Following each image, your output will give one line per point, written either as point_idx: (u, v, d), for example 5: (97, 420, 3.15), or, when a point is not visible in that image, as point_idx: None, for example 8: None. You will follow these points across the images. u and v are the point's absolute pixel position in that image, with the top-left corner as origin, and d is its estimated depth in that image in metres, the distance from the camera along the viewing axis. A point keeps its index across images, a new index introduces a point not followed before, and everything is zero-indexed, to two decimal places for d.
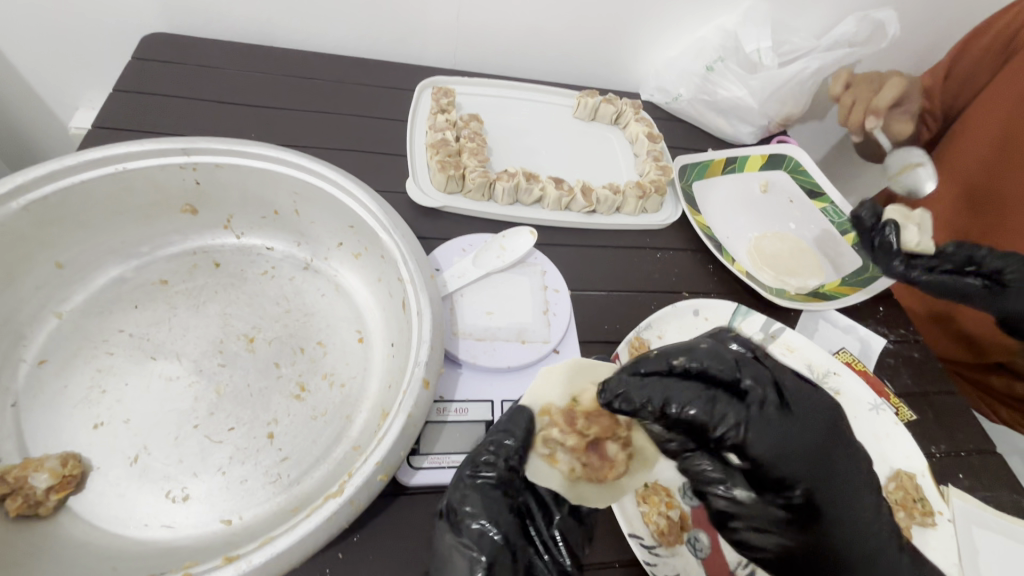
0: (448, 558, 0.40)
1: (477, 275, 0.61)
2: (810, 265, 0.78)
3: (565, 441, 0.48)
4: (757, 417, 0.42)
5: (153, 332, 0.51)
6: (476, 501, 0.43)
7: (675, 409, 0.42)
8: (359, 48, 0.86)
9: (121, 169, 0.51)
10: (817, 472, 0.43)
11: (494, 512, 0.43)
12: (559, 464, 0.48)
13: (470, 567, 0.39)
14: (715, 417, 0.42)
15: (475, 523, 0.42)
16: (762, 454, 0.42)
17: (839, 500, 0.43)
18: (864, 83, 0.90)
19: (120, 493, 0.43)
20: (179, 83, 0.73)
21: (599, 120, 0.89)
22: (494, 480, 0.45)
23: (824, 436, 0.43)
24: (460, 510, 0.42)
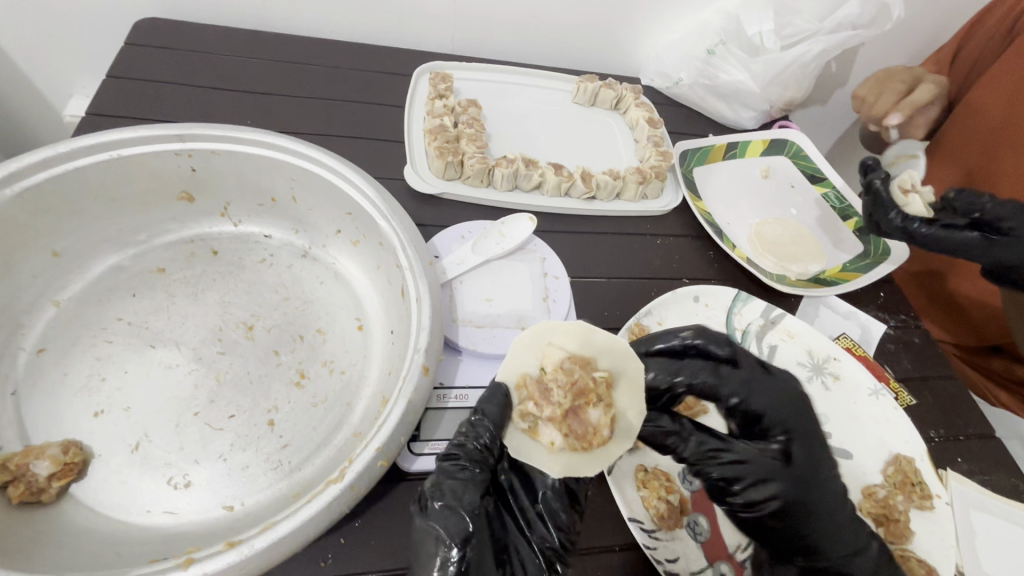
0: (421, 543, 0.39)
1: (476, 261, 0.61)
2: (812, 250, 0.77)
3: (541, 412, 0.45)
4: (759, 382, 0.48)
5: (152, 320, 0.51)
6: (447, 484, 0.41)
7: (693, 382, 0.49)
8: (355, 33, 0.85)
9: (115, 155, 0.50)
10: (797, 422, 0.48)
11: (468, 495, 0.41)
12: (542, 435, 0.45)
13: (440, 548, 0.38)
14: (724, 383, 0.48)
15: (443, 503, 0.40)
16: (763, 408, 0.48)
17: (818, 448, 0.47)
18: (892, 80, 0.87)
19: (122, 480, 0.43)
20: (173, 70, 0.72)
21: (598, 105, 0.88)
22: (464, 462, 0.43)
23: (789, 388, 0.49)
24: (429, 494, 0.41)
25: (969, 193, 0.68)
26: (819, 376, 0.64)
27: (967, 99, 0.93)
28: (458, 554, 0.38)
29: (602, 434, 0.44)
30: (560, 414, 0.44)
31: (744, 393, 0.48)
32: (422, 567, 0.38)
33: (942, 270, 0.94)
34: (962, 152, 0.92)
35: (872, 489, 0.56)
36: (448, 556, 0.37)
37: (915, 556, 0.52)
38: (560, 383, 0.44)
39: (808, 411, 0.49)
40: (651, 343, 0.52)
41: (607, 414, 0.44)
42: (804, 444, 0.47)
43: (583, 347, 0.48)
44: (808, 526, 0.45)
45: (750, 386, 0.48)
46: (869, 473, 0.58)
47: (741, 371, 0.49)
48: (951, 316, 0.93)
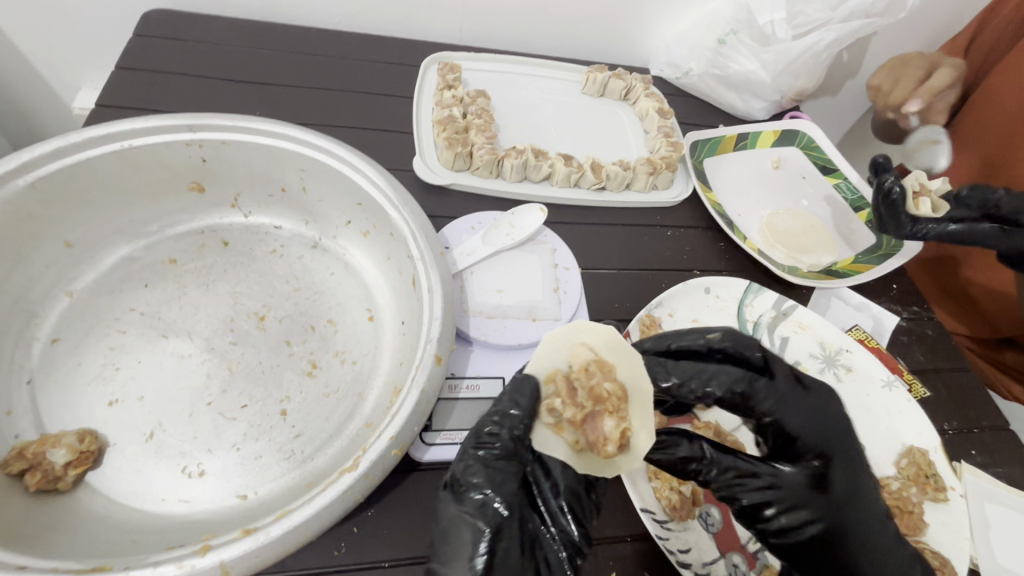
0: (451, 529, 0.40)
1: (486, 252, 0.61)
2: (823, 242, 0.76)
3: (564, 411, 0.45)
4: (792, 397, 0.47)
5: (164, 310, 0.51)
6: (480, 473, 0.42)
7: (722, 389, 0.47)
8: (363, 24, 0.85)
9: (126, 145, 0.50)
10: (831, 441, 0.47)
11: (500, 487, 0.42)
12: (564, 433, 0.45)
13: (473, 538, 0.39)
14: (756, 395, 0.47)
15: (477, 494, 0.41)
16: (796, 427, 0.47)
17: (855, 469, 0.46)
18: (909, 67, 0.86)
19: (136, 469, 0.43)
20: (182, 61, 0.72)
21: (608, 96, 0.87)
22: (498, 451, 0.43)
23: (821, 408, 0.48)
24: (464, 482, 0.42)
25: (982, 189, 0.68)
26: (831, 367, 0.63)
27: (984, 87, 0.92)
28: (487, 545, 0.39)
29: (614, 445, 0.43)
30: (580, 417, 0.44)
31: (777, 408, 0.47)
32: (453, 553, 0.39)
33: (955, 257, 0.93)
34: (977, 141, 0.91)
35: (885, 480, 0.56)
36: (480, 546, 0.39)
37: (929, 548, 0.52)
38: (585, 386, 0.45)
39: (841, 429, 0.47)
40: (675, 342, 0.50)
41: (621, 426, 0.43)
42: (841, 465, 0.46)
43: (612, 354, 0.47)
44: (848, 552, 0.44)
45: (783, 402, 0.47)
46: (882, 465, 0.58)
47: (776, 384, 0.48)
48: (965, 307, 0.92)
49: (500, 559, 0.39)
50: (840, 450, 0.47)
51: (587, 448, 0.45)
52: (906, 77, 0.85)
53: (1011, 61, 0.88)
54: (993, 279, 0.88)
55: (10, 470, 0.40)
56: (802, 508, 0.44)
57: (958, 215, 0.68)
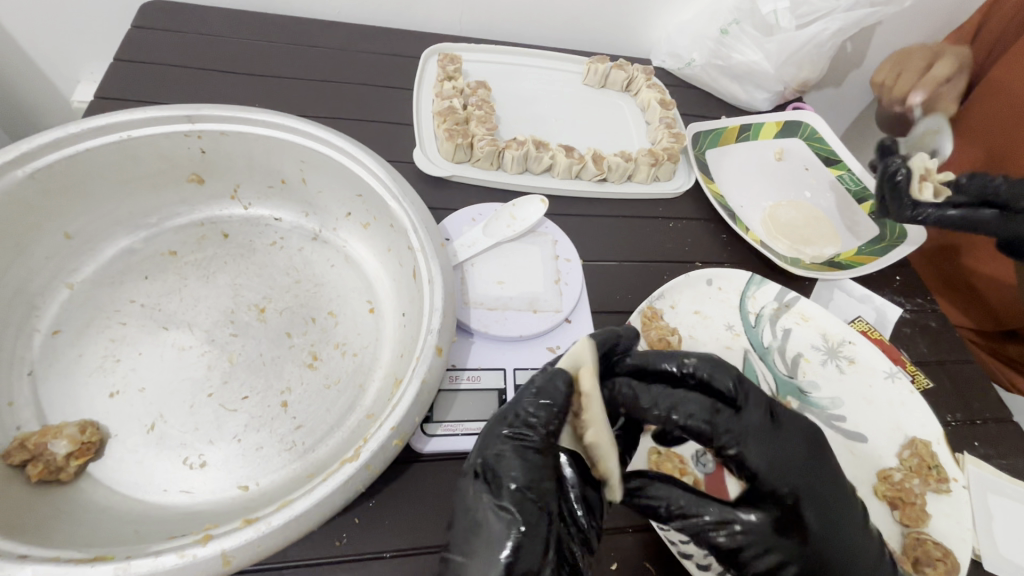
0: (483, 519, 0.40)
1: (487, 244, 0.60)
2: (827, 233, 0.76)
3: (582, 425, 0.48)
4: (759, 435, 0.45)
5: (164, 302, 0.51)
6: (517, 465, 0.42)
7: (686, 414, 0.46)
8: (363, 15, 0.84)
9: (125, 136, 0.50)
10: (801, 484, 0.44)
11: (533, 479, 0.42)
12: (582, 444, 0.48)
13: (506, 530, 0.39)
14: (720, 426, 0.45)
15: (514, 485, 0.41)
16: (760, 466, 0.44)
17: (831, 513, 0.44)
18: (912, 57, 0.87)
19: (138, 460, 0.43)
20: (181, 53, 0.72)
21: (610, 87, 0.86)
22: (534, 444, 0.43)
23: (791, 444, 0.46)
24: (500, 473, 0.42)
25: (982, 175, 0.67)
26: (833, 359, 0.63)
27: (991, 74, 0.90)
28: (522, 538, 0.38)
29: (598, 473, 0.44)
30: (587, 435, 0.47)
31: (743, 441, 0.45)
32: (484, 544, 0.39)
33: (955, 248, 0.93)
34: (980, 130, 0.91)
35: (888, 472, 0.56)
36: (514, 538, 0.38)
37: (931, 539, 0.51)
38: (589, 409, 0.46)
39: (815, 470, 0.45)
40: (651, 362, 0.49)
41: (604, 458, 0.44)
42: (815, 510, 0.43)
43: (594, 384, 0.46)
44: None
45: (749, 436, 0.45)
46: (884, 457, 0.57)
47: (743, 418, 0.46)
48: (967, 297, 0.92)
49: (530, 551, 0.38)
50: (812, 486, 0.44)
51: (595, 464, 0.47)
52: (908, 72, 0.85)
53: (1015, 53, 0.87)
54: (994, 269, 0.88)
55: (12, 460, 0.40)
56: (772, 551, 0.42)
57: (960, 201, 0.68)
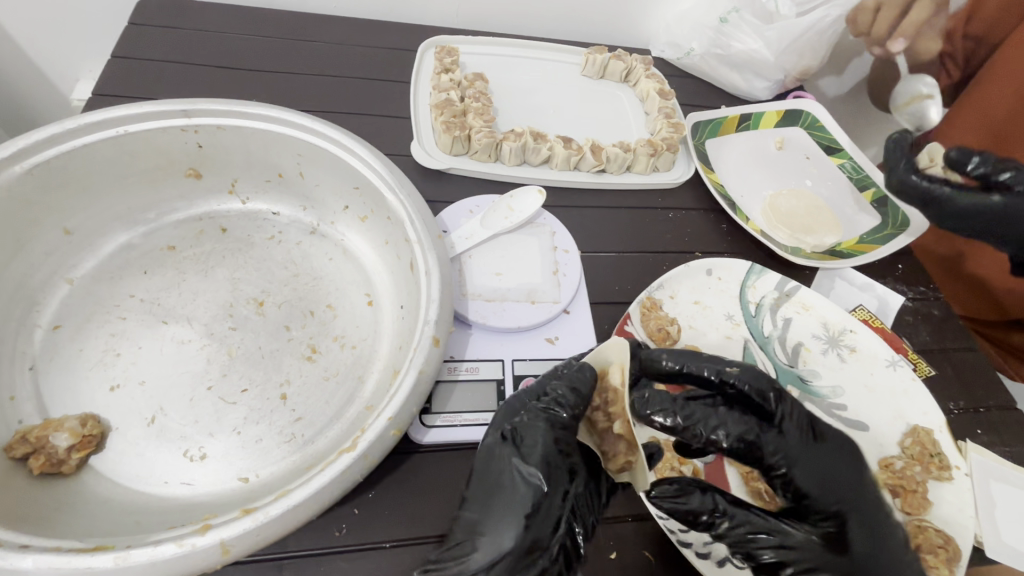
0: (509, 480, 0.42)
1: (485, 236, 0.60)
2: (828, 222, 0.75)
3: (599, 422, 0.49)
4: (808, 454, 0.47)
5: (163, 296, 0.51)
6: (543, 436, 0.44)
7: (734, 433, 0.46)
8: (359, 9, 0.84)
9: (121, 131, 0.50)
10: (848, 503, 0.45)
11: (557, 451, 0.44)
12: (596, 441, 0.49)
13: (528, 493, 0.41)
14: (771, 446, 0.46)
15: (539, 453, 0.43)
16: (807, 484, 0.46)
17: (877, 529, 0.45)
18: None
19: (139, 453, 0.44)
20: (179, 49, 0.72)
21: (608, 78, 0.86)
22: (561, 421, 0.45)
23: (836, 463, 0.47)
24: (526, 440, 0.44)
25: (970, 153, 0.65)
26: (835, 348, 0.63)
27: (991, 64, 0.90)
28: (542, 501, 0.41)
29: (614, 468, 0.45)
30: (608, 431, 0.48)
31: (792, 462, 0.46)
32: (506, 501, 0.41)
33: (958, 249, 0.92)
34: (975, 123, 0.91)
35: (889, 460, 0.56)
36: (534, 501, 0.41)
37: (932, 526, 0.51)
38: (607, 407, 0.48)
39: (861, 487, 0.46)
40: (689, 365, 0.49)
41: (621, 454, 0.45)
42: (861, 528, 0.45)
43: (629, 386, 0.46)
44: None
45: (800, 457, 0.46)
46: (885, 445, 0.57)
47: (786, 437, 0.47)
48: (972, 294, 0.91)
49: (548, 517, 0.41)
50: (860, 503, 0.45)
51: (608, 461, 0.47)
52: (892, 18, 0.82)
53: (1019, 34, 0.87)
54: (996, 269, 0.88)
55: (15, 454, 0.40)
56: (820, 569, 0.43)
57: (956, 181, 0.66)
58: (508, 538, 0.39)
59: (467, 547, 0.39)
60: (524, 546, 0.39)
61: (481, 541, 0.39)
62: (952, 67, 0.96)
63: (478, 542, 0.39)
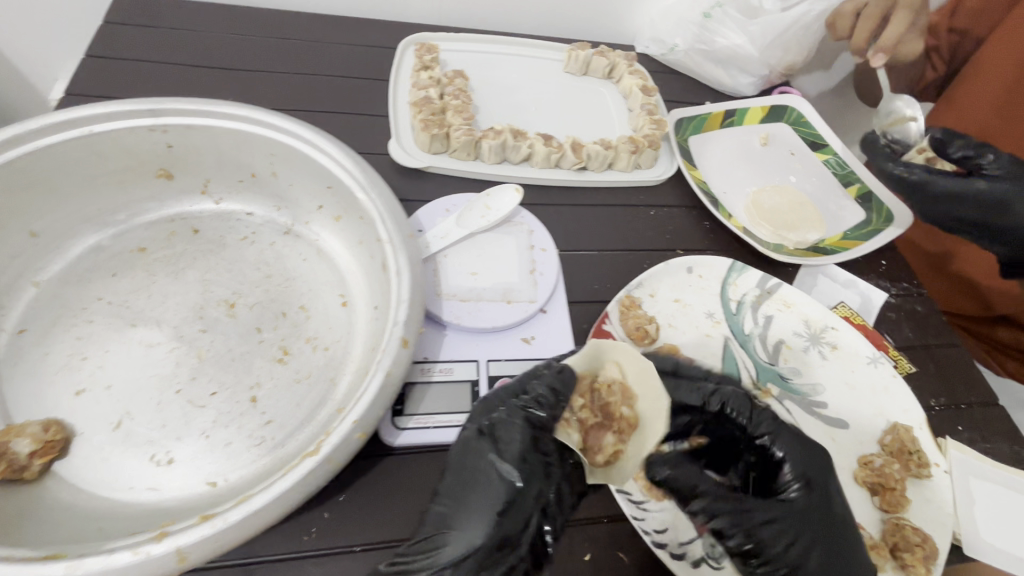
0: (483, 475, 0.42)
1: (461, 235, 0.60)
2: (811, 218, 0.75)
3: (577, 412, 0.47)
4: (788, 427, 0.48)
5: (132, 299, 0.51)
6: (519, 433, 0.44)
7: (724, 406, 0.49)
8: (338, 6, 0.83)
9: (86, 132, 0.50)
10: (819, 476, 0.47)
11: (533, 450, 0.44)
12: (572, 432, 0.47)
13: (500, 489, 0.41)
14: (758, 419, 0.48)
15: (515, 449, 0.43)
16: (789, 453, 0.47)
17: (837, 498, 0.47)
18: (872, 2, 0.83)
19: (105, 458, 0.43)
20: (153, 47, 0.71)
21: (591, 75, 0.85)
22: (539, 420, 0.45)
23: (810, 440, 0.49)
24: (503, 436, 0.44)
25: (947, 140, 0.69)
26: (816, 345, 0.63)
27: (977, 59, 0.89)
28: (514, 497, 0.41)
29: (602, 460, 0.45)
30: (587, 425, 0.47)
31: (776, 433, 0.47)
32: (478, 496, 0.41)
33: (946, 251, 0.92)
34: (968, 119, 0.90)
35: (869, 458, 0.55)
36: (505, 497, 0.41)
37: (910, 524, 0.50)
38: (595, 400, 0.48)
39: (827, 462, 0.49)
40: (683, 363, 0.53)
41: (616, 445, 0.45)
42: (830, 499, 0.46)
43: (645, 379, 0.47)
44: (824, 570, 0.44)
45: (784, 430, 0.48)
46: (865, 443, 0.57)
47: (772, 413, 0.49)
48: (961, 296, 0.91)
49: (520, 514, 0.41)
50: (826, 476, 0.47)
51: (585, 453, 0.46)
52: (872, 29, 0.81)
53: (1008, 24, 0.86)
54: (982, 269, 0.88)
55: None
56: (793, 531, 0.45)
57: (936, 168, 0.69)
58: (479, 535, 0.39)
59: (437, 541, 0.39)
60: (495, 542, 0.39)
61: (451, 536, 0.39)
62: (938, 61, 0.94)
63: (448, 537, 0.39)
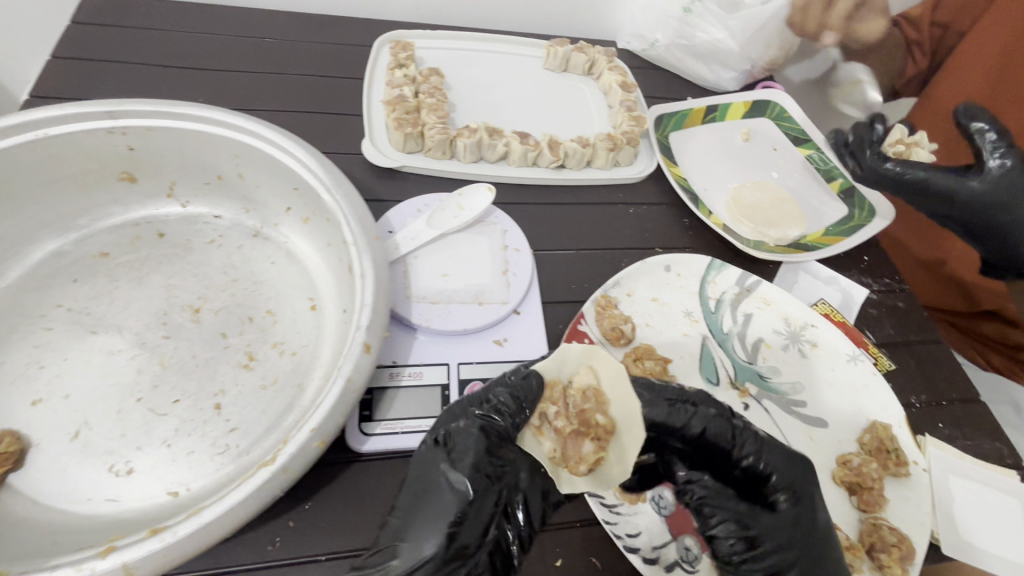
0: (435, 485, 0.40)
1: (432, 235, 0.59)
2: (792, 215, 0.74)
3: (554, 419, 0.45)
4: (771, 442, 0.45)
5: (93, 306, 0.50)
6: (475, 441, 0.42)
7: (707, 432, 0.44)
8: (313, 4, 0.82)
9: (41, 135, 0.48)
10: (803, 488, 0.44)
11: (490, 459, 0.42)
12: (546, 438, 0.45)
13: (452, 500, 0.39)
14: (741, 438, 0.45)
15: (469, 457, 0.41)
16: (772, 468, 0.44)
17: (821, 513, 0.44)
18: None
19: (61, 469, 0.42)
20: (121, 48, 0.70)
21: (571, 71, 0.84)
22: (498, 428, 0.43)
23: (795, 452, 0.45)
24: (458, 444, 0.42)
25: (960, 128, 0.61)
26: (796, 344, 0.62)
27: (956, 53, 0.89)
28: (466, 509, 0.39)
29: (579, 469, 0.42)
30: (564, 432, 0.44)
31: (760, 449, 0.44)
32: (429, 507, 0.39)
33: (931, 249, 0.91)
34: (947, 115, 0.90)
35: (847, 457, 0.54)
36: (457, 509, 0.39)
37: (888, 524, 0.50)
38: (571, 404, 0.45)
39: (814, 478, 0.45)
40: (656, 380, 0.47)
41: (596, 453, 0.42)
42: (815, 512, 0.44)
43: (617, 385, 0.45)
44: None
45: (767, 445, 0.44)
46: (844, 443, 0.56)
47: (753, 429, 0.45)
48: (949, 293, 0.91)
49: (473, 527, 0.39)
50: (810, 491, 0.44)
51: (560, 460, 0.43)
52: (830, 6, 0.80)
53: (988, 19, 0.87)
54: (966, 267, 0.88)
55: None
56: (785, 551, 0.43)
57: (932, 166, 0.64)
58: (430, 546, 0.37)
59: (388, 553, 0.37)
60: (446, 554, 0.37)
61: (402, 547, 0.37)
62: (919, 55, 0.93)
63: (399, 548, 0.37)
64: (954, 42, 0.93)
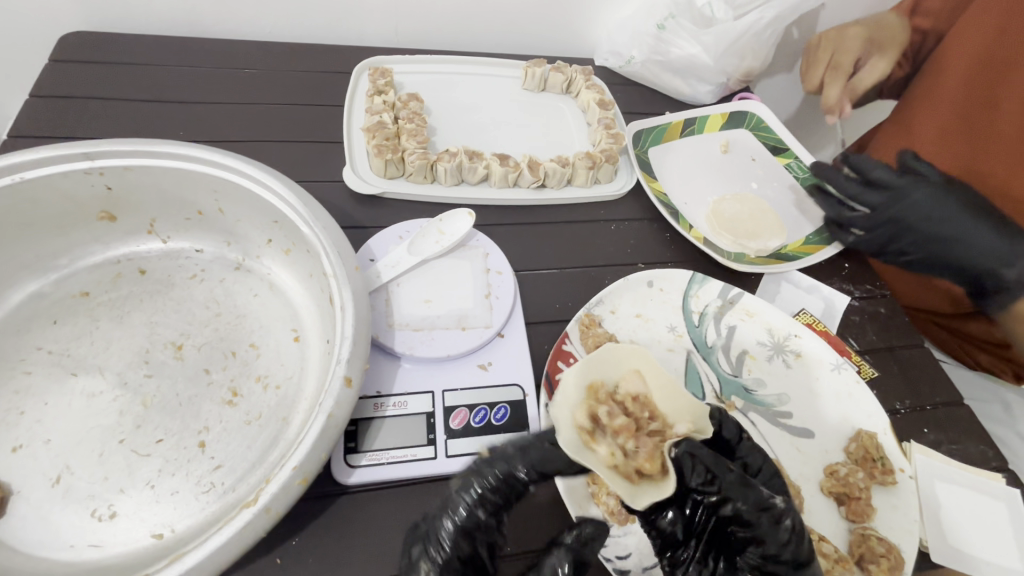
0: None
1: (414, 262, 0.59)
2: (771, 226, 0.75)
3: (612, 422, 0.45)
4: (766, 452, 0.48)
5: (74, 347, 0.50)
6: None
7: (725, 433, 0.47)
8: (293, 32, 0.83)
9: (18, 179, 0.49)
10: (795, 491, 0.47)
11: None
12: (598, 444, 0.43)
13: None
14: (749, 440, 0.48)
15: None
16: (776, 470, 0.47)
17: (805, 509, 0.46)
18: (824, 57, 0.88)
19: (43, 516, 0.42)
20: (100, 84, 0.70)
21: (549, 90, 0.85)
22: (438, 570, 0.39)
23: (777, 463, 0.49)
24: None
25: (873, 165, 0.67)
26: (780, 355, 0.62)
27: (939, 56, 0.90)
28: None
29: (648, 468, 0.42)
30: (625, 432, 0.44)
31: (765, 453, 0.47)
32: None
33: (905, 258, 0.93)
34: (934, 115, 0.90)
35: (834, 467, 0.54)
36: None
37: (877, 534, 0.50)
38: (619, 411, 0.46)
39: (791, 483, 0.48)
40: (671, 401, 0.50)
41: (651, 452, 0.43)
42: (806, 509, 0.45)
43: (666, 397, 0.48)
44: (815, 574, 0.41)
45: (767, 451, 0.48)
46: (832, 452, 0.57)
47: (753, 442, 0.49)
48: (927, 294, 0.92)
49: None
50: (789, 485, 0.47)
51: (618, 469, 0.42)
52: (830, 86, 0.86)
53: (966, 20, 0.87)
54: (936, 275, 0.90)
55: None
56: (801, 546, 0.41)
57: (872, 201, 0.67)
58: None
59: None
60: None
61: None
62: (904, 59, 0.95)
63: None
64: (937, 44, 0.94)
